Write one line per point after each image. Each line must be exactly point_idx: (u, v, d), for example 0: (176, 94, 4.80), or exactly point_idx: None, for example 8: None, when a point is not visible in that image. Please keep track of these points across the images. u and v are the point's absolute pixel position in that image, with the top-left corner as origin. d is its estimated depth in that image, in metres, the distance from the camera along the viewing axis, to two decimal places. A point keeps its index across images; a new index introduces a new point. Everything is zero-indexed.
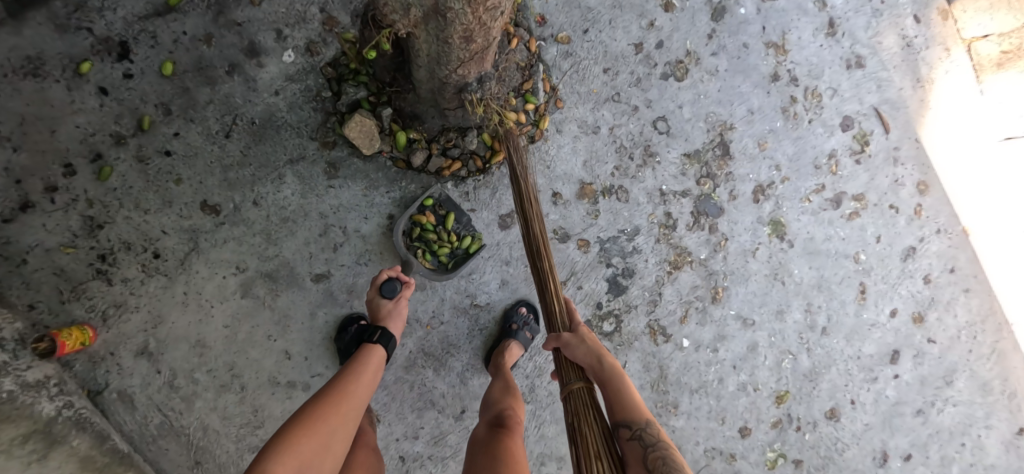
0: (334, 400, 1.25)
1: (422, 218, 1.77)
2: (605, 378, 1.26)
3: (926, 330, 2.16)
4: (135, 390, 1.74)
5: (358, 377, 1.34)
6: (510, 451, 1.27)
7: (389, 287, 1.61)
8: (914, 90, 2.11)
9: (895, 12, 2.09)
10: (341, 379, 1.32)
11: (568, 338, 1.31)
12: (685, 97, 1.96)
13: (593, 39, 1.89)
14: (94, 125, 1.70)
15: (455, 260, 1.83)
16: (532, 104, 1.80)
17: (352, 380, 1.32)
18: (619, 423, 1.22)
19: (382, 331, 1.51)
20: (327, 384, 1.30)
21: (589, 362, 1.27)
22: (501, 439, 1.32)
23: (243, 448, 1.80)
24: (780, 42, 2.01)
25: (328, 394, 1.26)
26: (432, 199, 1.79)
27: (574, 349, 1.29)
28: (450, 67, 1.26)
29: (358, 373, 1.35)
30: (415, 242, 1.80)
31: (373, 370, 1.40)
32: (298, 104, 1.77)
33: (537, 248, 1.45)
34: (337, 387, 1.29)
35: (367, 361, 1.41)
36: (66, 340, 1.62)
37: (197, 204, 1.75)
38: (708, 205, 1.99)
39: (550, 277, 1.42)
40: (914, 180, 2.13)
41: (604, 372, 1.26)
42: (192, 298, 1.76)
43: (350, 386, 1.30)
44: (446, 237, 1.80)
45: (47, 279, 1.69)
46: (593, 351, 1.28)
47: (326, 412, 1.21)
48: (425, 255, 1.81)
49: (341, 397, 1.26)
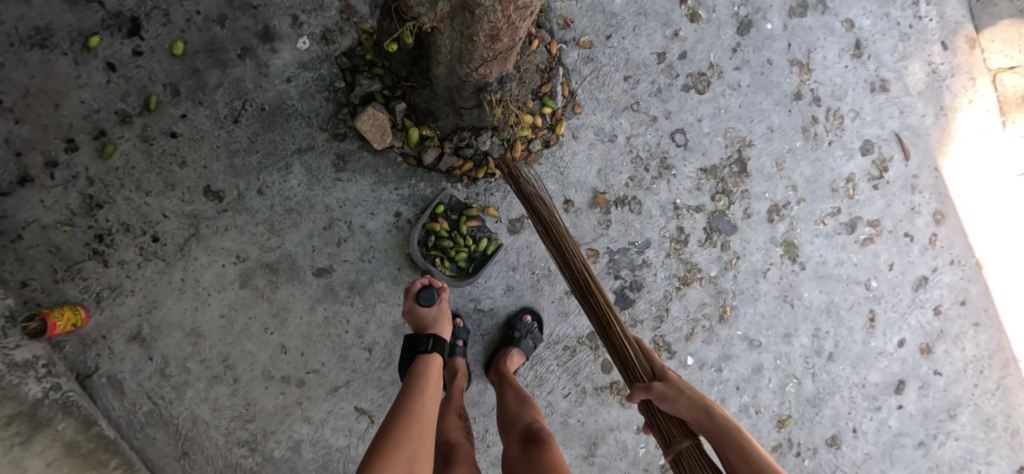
0: (414, 416, 1.27)
1: (435, 225, 1.76)
2: (719, 428, 1.22)
3: (934, 362, 2.12)
4: (125, 376, 1.70)
5: (428, 393, 1.36)
6: (549, 467, 1.22)
7: (427, 296, 1.55)
8: (936, 117, 2.07)
9: (922, 38, 2.04)
10: (413, 394, 1.34)
11: (660, 390, 1.26)
12: (705, 110, 1.92)
13: (615, 45, 1.85)
14: (99, 101, 1.65)
15: (475, 264, 1.80)
16: (548, 108, 1.77)
17: (425, 396, 1.34)
18: None
19: (435, 337, 1.50)
20: (402, 400, 1.31)
21: (694, 417, 1.23)
22: (537, 458, 1.27)
23: (232, 441, 1.76)
24: (805, 61, 1.97)
25: (405, 411, 1.27)
26: (443, 206, 1.78)
27: (673, 403, 1.25)
28: (471, 65, 1.23)
29: (425, 387, 1.37)
30: (432, 251, 1.78)
31: (434, 379, 1.42)
32: (310, 93, 1.73)
33: (586, 284, 1.46)
34: (411, 402, 1.31)
35: (428, 372, 1.43)
36: (57, 321, 1.58)
37: (200, 190, 1.70)
38: (721, 222, 1.95)
39: (613, 316, 1.42)
40: (931, 209, 2.08)
41: (714, 424, 1.23)
42: (189, 285, 1.71)
43: (422, 402, 1.32)
44: (463, 241, 1.78)
45: (41, 257, 1.64)
46: (698, 403, 1.24)
47: (407, 427, 1.23)
48: (443, 263, 1.79)
49: (420, 413, 1.28)
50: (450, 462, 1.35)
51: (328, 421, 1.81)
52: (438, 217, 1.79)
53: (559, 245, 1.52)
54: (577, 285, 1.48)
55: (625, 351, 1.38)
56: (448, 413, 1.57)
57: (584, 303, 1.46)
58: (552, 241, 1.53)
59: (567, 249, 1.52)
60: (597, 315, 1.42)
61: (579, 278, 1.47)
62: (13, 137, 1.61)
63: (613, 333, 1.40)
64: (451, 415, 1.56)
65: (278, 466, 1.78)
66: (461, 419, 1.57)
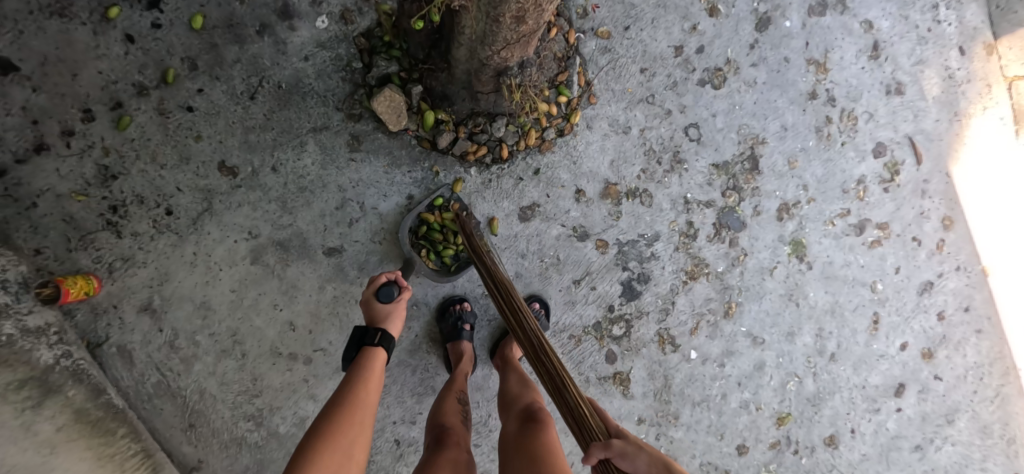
0: (350, 408, 1.23)
1: (428, 217, 1.76)
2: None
3: (935, 367, 2.11)
4: (135, 346, 1.72)
5: (369, 384, 1.31)
6: (542, 447, 1.23)
7: (387, 292, 1.47)
8: (950, 123, 2.06)
9: (941, 42, 2.03)
10: (354, 383, 1.30)
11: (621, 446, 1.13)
12: (720, 105, 1.92)
13: (633, 37, 1.85)
14: (117, 72, 1.65)
15: (459, 264, 1.80)
16: (565, 96, 1.78)
17: (365, 388, 1.29)
18: None
19: (382, 332, 1.42)
20: (339, 393, 1.27)
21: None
22: (532, 437, 1.28)
23: (238, 415, 1.78)
24: (822, 60, 1.97)
25: (341, 405, 1.23)
26: (442, 198, 1.78)
27: (634, 460, 1.11)
28: (494, 47, 1.32)
29: (369, 374, 1.34)
30: (420, 240, 1.79)
31: (378, 373, 1.36)
32: (327, 73, 1.73)
33: (539, 345, 1.36)
34: (349, 392, 1.27)
35: (372, 364, 1.37)
36: (70, 288, 1.59)
37: (215, 165, 1.71)
38: (730, 218, 1.96)
39: (571, 385, 1.28)
40: (940, 214, 2.07)
41: None
42: (201, 260, 1.73)
43: (361, 391, 1.28)
44: (453, 238, 1.77)
45: (55, 225, 1.65)
46: (658, 461, 1.11)
47: (343, 422, 1.20)
48: (428, 254, 1.79)
49: (357, 405, 1.24)
50: (442, 442, 1.36)
51: None
52: (435, 208, 1.78)
53: (514, 304, 1.43)
54: (530, 348, 1.38)
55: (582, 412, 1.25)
56: (447, 396, 1.58)
57: (539, 365, 1.35)
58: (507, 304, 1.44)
59: (519, 309, 1.43)
60: (551, 376, 1.31)
61: (529, 336, 1.38)
62: (30, 105, 1.61)
63: (569, 396, 1.27)
64: (450, 397, 1.58)
65: (283, 441, 1.81)
66: (461, 403, 1.58)
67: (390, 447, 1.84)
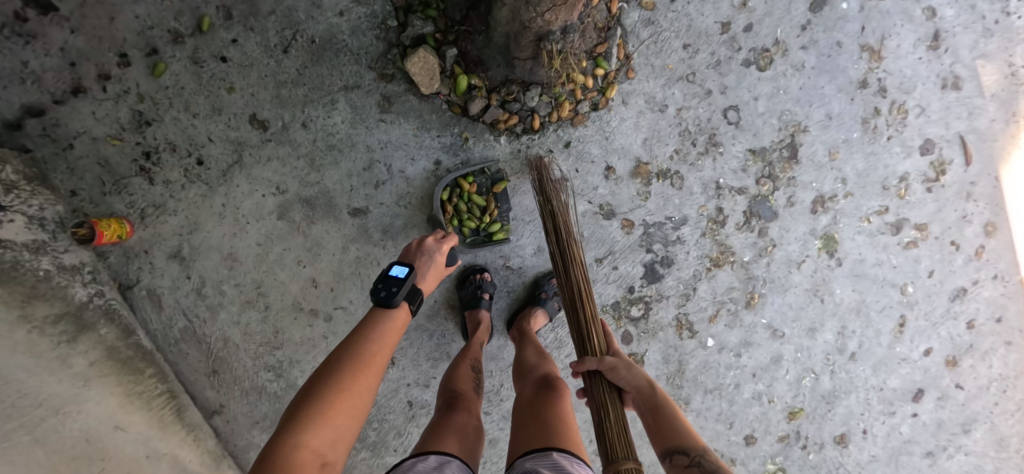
0: (360, 368, 1.15)
1: (469, 182, 1.75)
2: (653, 403, 1.28)
3: (957, 375, 2.07)
4: (163, 291, 1.76)
5: (383, 342, 1.23)
6: (558, 416, 1.26)
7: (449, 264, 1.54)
8: (1006, 123, 1.95)
9: (1008, 35, 1.90)
10: (366, 340, 1.20)
11: (612, 362, 1.34)
12: (763, 89, 1.84)
13: (679, 10, 1.77)
14: (153, 18, 1.64)
15: (475, 239, 1.81)
16: (602, 69, 1.72)
17: (379, 346, 1.21)
18: (675, 450, 1.19)
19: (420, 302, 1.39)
20: (352, 346, 1.19)
21: (635, 387, 1.31)
22: (546, 403, 1.31)
23: (260, 365, 1.84)
24: (876, 47, 1.86)
25: (350, 360, 1.15)
26: (486, 170, 1.76)
27: (620, 374, 1.33)
28: (538, 9, 1.31)
29: (391, 328, 1.27)
30: (450, 204, 1.76)
31: (395, 331, 1.28)
32: (362, 30, 1.69)
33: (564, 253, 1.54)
34: (365, 347, 1.19)
35: (393, 323, 1.28)
36: (104, 230, 1.62)
37: (246, 117, 1.71)
38: (762, 208, 1.91)
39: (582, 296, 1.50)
40: (983, 219, 1.99)
41: (652, 399, 1.29)
42: (230, 211, 1.75)
43: (376, 350, 1.20)
44: (480, 214, 1.77)
45: (91, 169, 1.68)
46: (640, 377, 1.32)
47: (353, 382, 1.12)
48: (450, 220, 1.78)
49: (368, 365, 1.16)
50: (453, 407, 1.38)
51: None
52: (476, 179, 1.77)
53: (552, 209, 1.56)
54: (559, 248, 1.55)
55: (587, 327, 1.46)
56: (461, 362, 1.60)
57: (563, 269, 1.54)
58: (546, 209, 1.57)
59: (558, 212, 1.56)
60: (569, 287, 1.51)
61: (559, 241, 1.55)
62: (67, 46, 1.61)
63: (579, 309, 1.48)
64: (463, 364, 1.59)
65: None
66: (474, 371, 1.59)
67: (403, 407, 1.89)
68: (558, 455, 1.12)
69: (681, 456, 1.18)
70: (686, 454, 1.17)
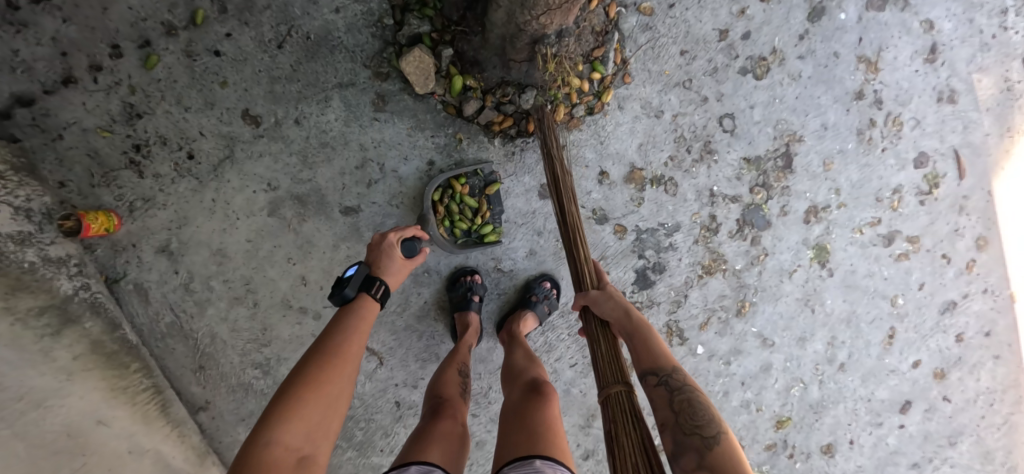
0: (333, 360, 1.14)
1: (461, 183, 1.74)
2: (634, 332, 1.29)
3: (945, 387, 2.08)
4: (151, 285, 1.75)
5: (355, 333, 1.23)
6: (545, 423, 1.25)
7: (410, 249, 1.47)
8: (1000, 138, 1.95)
9: (1004, 50, 1.90)
10: (339, 332, 1.21)
11: (595, 296, 1.34)
12: (759, 97, 1.84)
13: (677, 16, 1.76)
14: (147, 10, 1.62)
15: (466, 240, 1.80)
16: (598, 73, 1.71)
17: (351, 337, 1.21)
18: (648, 371, 1.24)
19: (383, 287, 1.35)
20: (324, 339, 1.19)
21: (617, 318, 1.31)
22: (534, 408, 1.30)
23: (247, 362, 1.82)
24: (873, 59, 1.86)
25: (322, 352, 1.15)
26: (478, 172, 1.75)
27: (603, 307, 1.33)
28: (534, 12, 1.30)
29: (362, 318, 1.27)
30: (442, 205, 1.75)
31: (367, 321, 1.27)
32: (358, 27, 1.68)
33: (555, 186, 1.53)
34: (336, 340, 1.19)
35: (364, 313, 1.28)
36: (91, 223, 1.61)
37: (239, 112, 1.70)
38: (755, 216, 1.91)
39: (574, 228, 1.48)
40: (975, 233, 1.99)
41: (632, 328, 1.30)
42: (220, 207, 1.73)
43: (349, 339, 1.20)
44: (472, 215, 1.76)
45: (80, 160, 1.66)
46: (621, 307, 1.32)
47: (326, 373, 1.12)
48: (442, 221, 1.76)
49: (341, 356, 1.16)
50: (438, 414, 1.36)
51: None
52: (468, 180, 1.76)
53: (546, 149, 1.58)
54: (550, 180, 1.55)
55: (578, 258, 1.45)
56: (448, 367, 1.58)
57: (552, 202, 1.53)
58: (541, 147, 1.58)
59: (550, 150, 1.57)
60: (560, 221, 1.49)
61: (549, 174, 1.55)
62: (59, 36, 1.60)
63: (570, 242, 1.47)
64: (451, 368, 1.58)
65: None
66: (461, 375, 1.58)
67: (391, 408, 1.88)
68: (541, 463, 1.11)
69: (653, 377, 1.23)
70: (659, 378, 1.22)
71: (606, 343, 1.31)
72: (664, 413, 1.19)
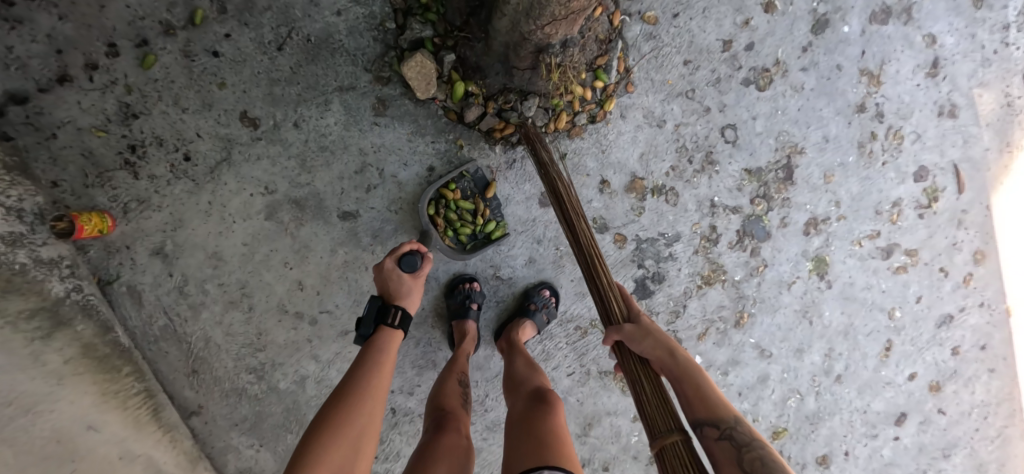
0: (358, 399, 1.21)
1: (451, 191, 1.73)
2: (680, 370, 1.24)
3: (940, 400, 2.08)
4: (144, 288, 1.72)
5: (380, 370, 1.29)
6: (552, 433, 1.23)
7: (410, 262, 1.47)
8: (1000, 153, 1.95)
9: (1005, 66, 1.90)
10: (363, 370, 1.27)
11: (630, 330, 1.28)
12: (761, 108, 1.84)
13: (681, 25, 1.75)
14: (145, 8, 1.60)
15: (474, 242, 1.79)
16: (601, 81, 1.70)
17: (376, 374, 1.27)
18: (706, 422, 1.16)
19: (400, 312, 1.41)
20: (350, 378, 1.25)
21: (657, 355, 1.26)
22: (540, 418, 1.28)
23: (241, 367, 1.80)
24: (875, 72, 1.86)
25: (348, 392, 1.22)
26: (465, 174, 1.74)
27: (640, 343, 1.27)
28: (538, 22, 1.28)
29: (385, 354, 1.33)
30: (439, 217, 1.75)
31: (392, 357, 1.34)
32: (359, 30, 1.66)
33: (571, 222, 1.49)
34: (363, 379, 1.25)
35: (386, 347, 1.35)
36: (84, 225, 1.58)
37: (237, 114, 1.67)
38: (755, 227, 1.90)
39: (599, 267, 1.42)
40: (973, 247, 1.99)
41: (676, 365, 1.24)
42: (216, 209, 1.71)
43: (375, 378, 1.26)
44: (471, 217, 1.76)
45: (74, 159, 1.63)
46: (662, 344, 1.26)
47: (352, 412, 1.19)
48: (445, 231, 1.76)
49: (366, 394, 1.22)
50: (442, 428, 1.35)
51: (335, 362, 1.85)
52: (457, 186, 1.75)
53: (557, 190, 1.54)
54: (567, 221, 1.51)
55: (607, 294, 1.39)
56: (448, 378, 1.57)
57: (574, 243, 1.48)
58: (553, 190, 1.55)
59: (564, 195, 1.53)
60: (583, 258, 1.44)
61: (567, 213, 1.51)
62: (55, 33, 1.57)
63: (595, 276, 1.42)
64: (451, 379, 1.56)
65: (282, 397, 1.84)
66: (461, 385, 1.56)
67: (386, 414, 1.86)
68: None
69: (711, 429, 1.15)
70: (718, 429, 1.14)
71: (649, 383, 1.23)
72: (729, 462, 1.09)
